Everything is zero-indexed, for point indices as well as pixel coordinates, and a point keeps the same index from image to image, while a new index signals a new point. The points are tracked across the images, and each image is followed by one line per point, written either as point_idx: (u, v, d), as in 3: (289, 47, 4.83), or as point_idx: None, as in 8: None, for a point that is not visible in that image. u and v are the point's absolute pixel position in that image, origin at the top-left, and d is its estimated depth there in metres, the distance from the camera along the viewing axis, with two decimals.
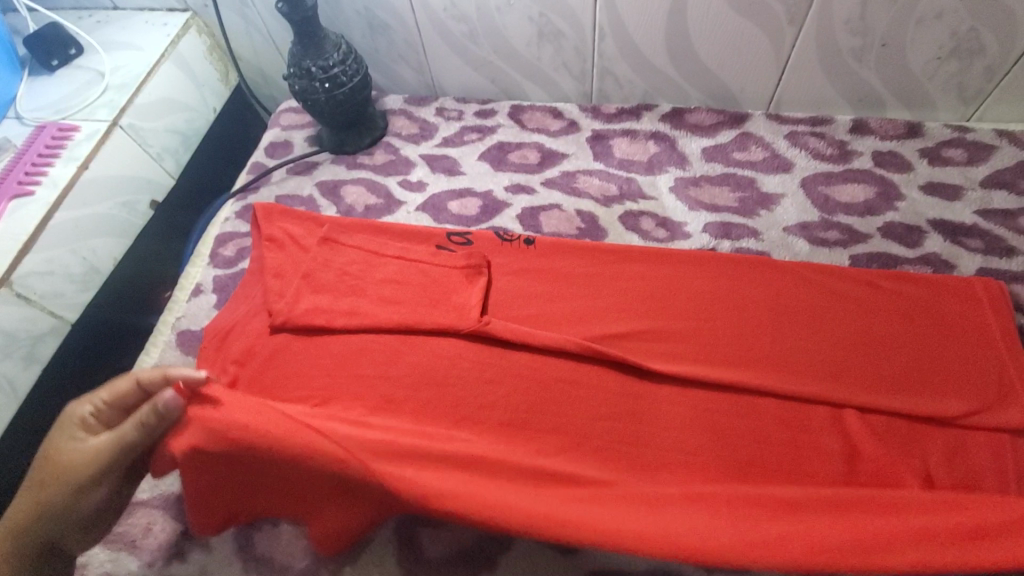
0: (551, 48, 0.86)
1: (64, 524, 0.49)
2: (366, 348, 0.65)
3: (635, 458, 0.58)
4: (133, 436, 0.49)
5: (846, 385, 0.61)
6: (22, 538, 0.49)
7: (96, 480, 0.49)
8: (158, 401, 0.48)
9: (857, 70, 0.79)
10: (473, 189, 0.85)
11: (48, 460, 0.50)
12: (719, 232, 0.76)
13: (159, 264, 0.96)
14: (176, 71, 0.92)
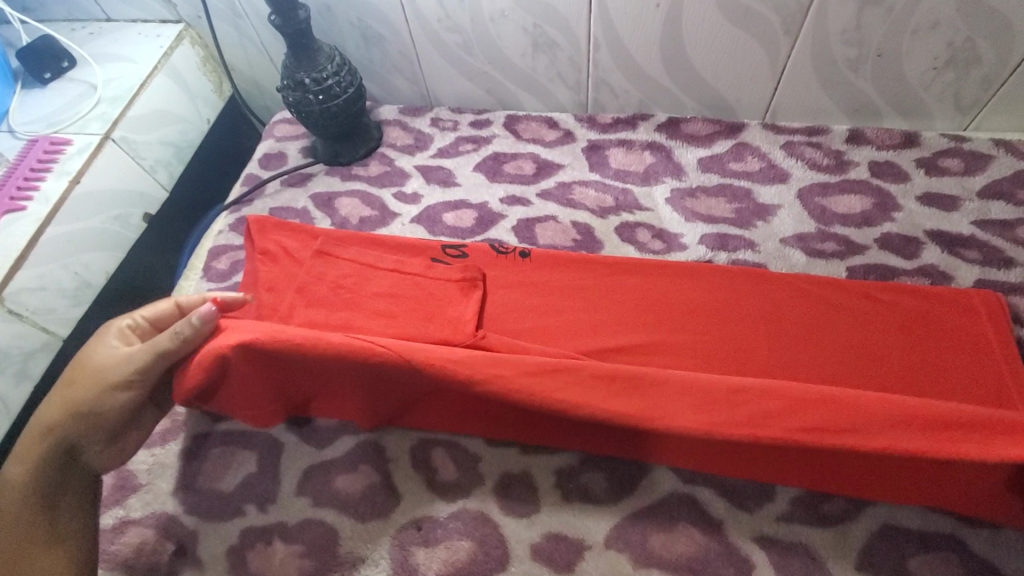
0: (546, 59, 0.86)
1: (87, 428, 0.53)
2: None
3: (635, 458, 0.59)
4: (167, 345, 0.53)
5: None
6: (51, 436, 0.52)
7: (123, 385, 0.52)
8: (198, 315, 0.54)
9: (853, 80, 0.79)
10: (469, 201, 0.85)
11: (80, 367, 0.54)
12: (716, 243, 0.76)
13: (152, 276, 0.96)
14: (170, 83, 0.91)
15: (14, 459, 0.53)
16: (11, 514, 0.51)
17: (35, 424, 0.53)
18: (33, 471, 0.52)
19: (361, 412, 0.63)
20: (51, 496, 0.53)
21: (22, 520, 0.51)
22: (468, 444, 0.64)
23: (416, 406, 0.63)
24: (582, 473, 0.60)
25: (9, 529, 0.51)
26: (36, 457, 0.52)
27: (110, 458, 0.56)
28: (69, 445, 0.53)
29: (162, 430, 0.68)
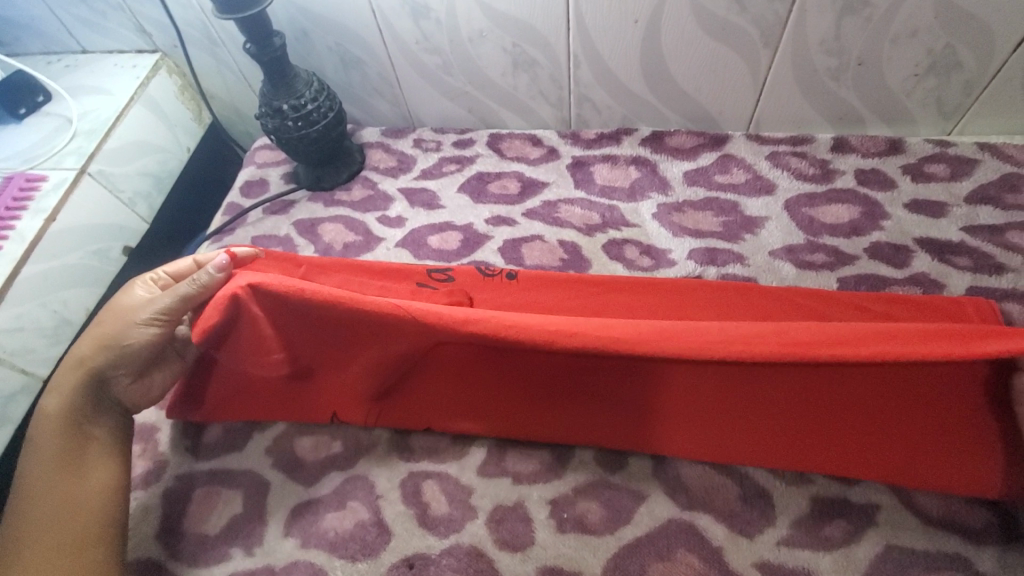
0: (526, 77, 0.85)
1: (121, 360, 0.61)
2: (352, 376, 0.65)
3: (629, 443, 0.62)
4: (188, 289, 0.61)
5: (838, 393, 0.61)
6: (89, 369, 0.60)
7: (153, 323, 0.61)
8: (214, 266, 0.62)
9: (835, 89, 0.79)
10: (454, 222, 0.84)
11: (110, 313, 0.63)
12: (705, 258, 0.74)
13: None
14: (147, 113, 0.90)
15: (51, 392, 0.60)
16: (53, 435, 0.58)
17: (72, 362, 0.61)
18: (73, 399, 0.60)
19: (360, 399, 0.65)
20: (88, 421, 0.60)
21: (64, 440, 0.58)
22: (460, 476, 0.62)
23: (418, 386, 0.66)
24: (577, 502, 0.59)
25: (52, 448, 0.57)
26: (76, 386, 0.60)
27: (139, 392, 0.65)
28: (104, 376, 0.61)
29: (145, 472, 0.66)
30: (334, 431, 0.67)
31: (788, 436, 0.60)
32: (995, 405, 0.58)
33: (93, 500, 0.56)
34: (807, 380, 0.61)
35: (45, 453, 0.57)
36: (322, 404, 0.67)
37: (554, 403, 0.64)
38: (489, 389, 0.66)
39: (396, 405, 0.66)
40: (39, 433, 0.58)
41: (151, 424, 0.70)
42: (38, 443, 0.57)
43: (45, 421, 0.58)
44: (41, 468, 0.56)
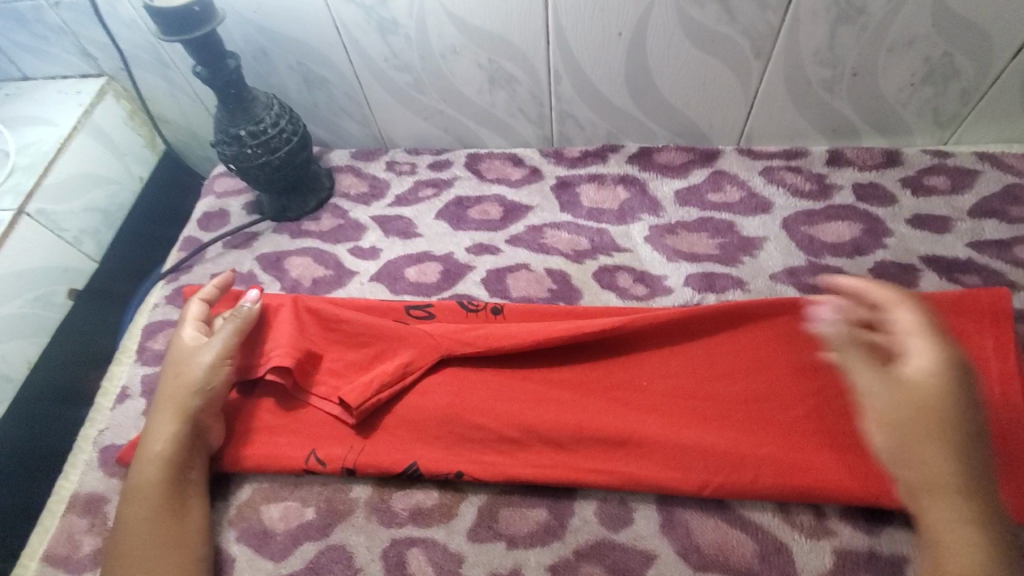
0: (504, 95, 0.80)
1: (209, 404, 0.59)
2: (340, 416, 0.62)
3: (629, 471, 0.56)
4: (234, 325, 0.62)
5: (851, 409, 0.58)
6: (185, 414, 0.58)
7: (223, 362, 0.61)
8: (247, 301, 0.65)
9: (828, 100, 0.75)
10: (432, 252, 0.78)
11: (180, 362, 0.61)
12: (703, 284, 0.70)
13: (94, 337, 0.85)
14: (93, 143, 0.82)
15: (152, 437, 0.57)
16: (155, 481, 0.55)
17: (168, 404, 0.59)
18: (173, 444, 0.57)
19: (344, 439, 0.61)
20: (186, 466, 0.57)
21: (165, 486, 0.55)
22: (448, 542, 0.56)
23: (400, 416, 0.61)
24: (579, 568, 0.53)
25: (154, 493, 0.55)
26: (178, 430, 0.57)
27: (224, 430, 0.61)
28: (199, 421, 0.59)
29: (94, 551, 0.57)
30: (305, 494, 0.60)
31: (804, 453, 0.55)
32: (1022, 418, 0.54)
33: (192, 552, 0.54)
34: (808, 389, 0.60)
35: (147, 498, 0.55)
36: (301, 441, 0.61)
37: (547, 432, 0.59)
38: (481, 419, 0.60)
39: (376, 442, 0.60)
40: (142, 477, 0.55)
41: (99, 494, 0.61)
42: (139, 487, 0.55)
43: (146, 465, 0.56)
44: (143, 516, 0.54)
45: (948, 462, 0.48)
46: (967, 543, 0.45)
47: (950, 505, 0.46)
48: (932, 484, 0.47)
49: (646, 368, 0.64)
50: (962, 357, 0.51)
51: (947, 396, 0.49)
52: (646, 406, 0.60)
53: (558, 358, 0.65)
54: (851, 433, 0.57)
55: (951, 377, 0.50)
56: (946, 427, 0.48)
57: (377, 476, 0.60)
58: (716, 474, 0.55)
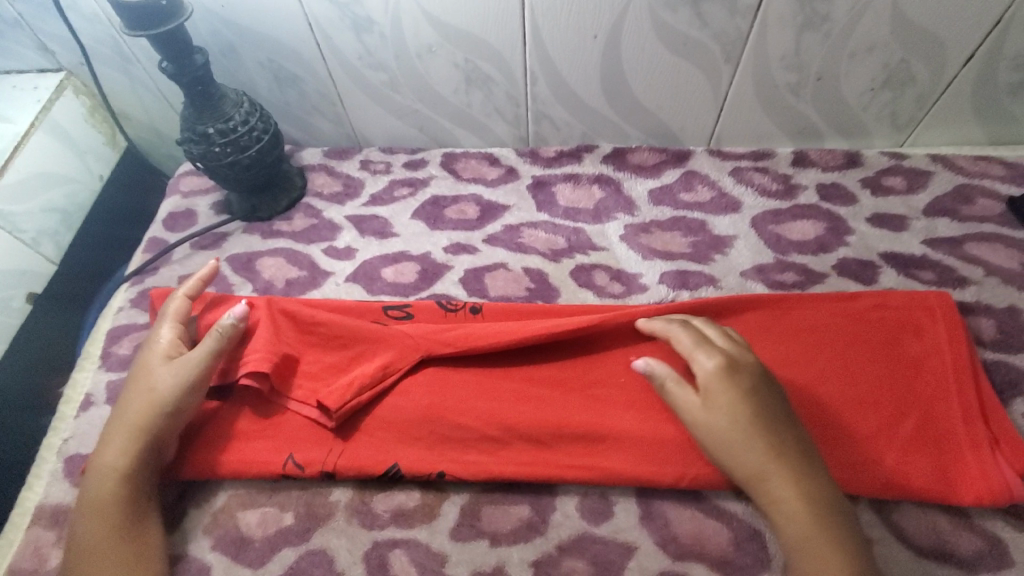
0: (480, 95, 0.80)
1: (173, 420, 0.58)
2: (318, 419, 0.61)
3: (611, 467, 0.58)
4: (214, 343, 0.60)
5: (818, 401, 0.61)
6: (145, 428, 0.56)
7: (197, 380, 0.59)
8: (233, 315, 0.61)
9: (794, 103, 0.78)
10: (408, 252, 0.77)
11: (150, 371, 0.59)
12: (677, 282, 0.71)
13: (54, 344, 0.83)
14: (51, 141, 0.79)
15: (109, 450, 0.56)
16: (110, 497, 0.54)
17: (127, 418, 0.57)
18: (130, 459, 0.55)
19: (323, 442, 0.60)
20: (143, 480, 0.55)
21: (119, 501, 0.54)
22: (431, 541, 0.56)
23: (379, 417, 0.61)
24: (561, 562, 0.54)
25: (107, 509, 0.53)
26: (135, 444, 0.56)
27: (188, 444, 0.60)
28: (160, 437, 0.57)
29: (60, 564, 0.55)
30: (282, 499, 0.59)
31: None
32: (967, 407, 0.59)
33: (146, 571, 0.52)
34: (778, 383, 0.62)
35: (100, 514, 0.53)
36: (277, 446, 0.60)
37: (529, 431, 0.59)
38: (462, 418, 0.60)
39: (355, 445, 0.60)
40: (96, 492, 0.54)
41: (65, 505, 0.59)
42: (95, 502, 0.54)
43: (100, 480, 0.54)
44: (95, 532, 0.52)
45: (762, 454, 0.53)
46: (809, 522, 0.50)
47: (788, 490, 0.51)
48: (765, 473, 0.52)
49: (623, 363, 0.65)
50: (746, 361, 0.58)
51: (749, 395, 0.55)
52: (624, 401, 0.61)
53: (537, 356, 0.65)
54: (814, 423, 0.59)
55: (738, 383, 0.56)
56: (757, 422, 0.54)
57: (357, 479, 0.59)
58: (689, 466, 0.57)
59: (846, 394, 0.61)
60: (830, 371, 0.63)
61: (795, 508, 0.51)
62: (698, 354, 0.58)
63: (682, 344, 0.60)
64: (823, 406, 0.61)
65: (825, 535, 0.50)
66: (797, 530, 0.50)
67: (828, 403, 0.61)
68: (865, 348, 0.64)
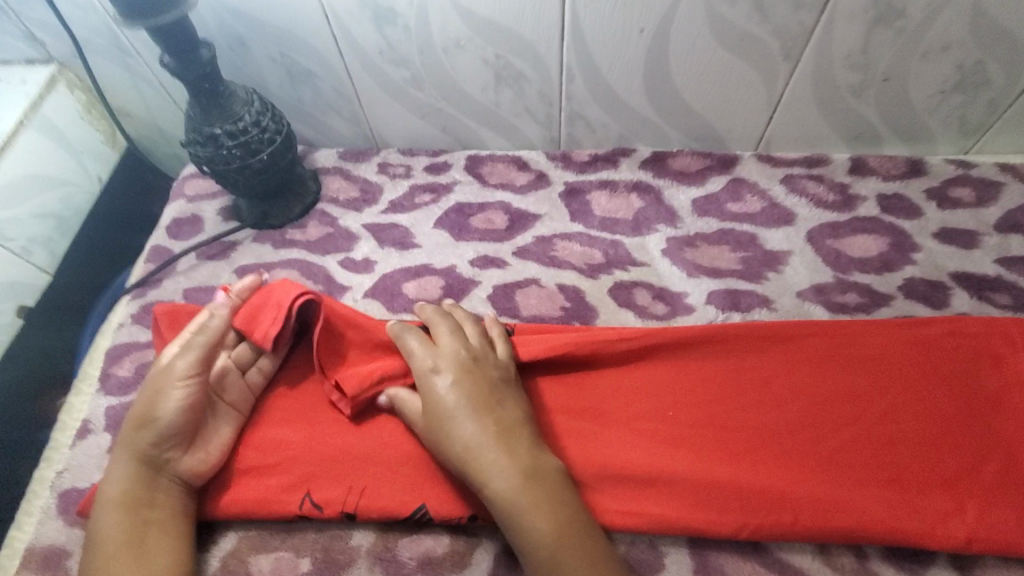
0: (511, 93, 0.73)
1: (166, 435, 0.52)
2: (340, 455, 0.55)
3: (662, 513, 0.51)
4: (201, 343, 0.55)
5: (889, 440, 0.54)
6: (141, 449, 0.52)
7: (184, 383, 0.54)
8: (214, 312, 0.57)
9: (854, 106, 0.71)
10: (432, 265, 0.71)
11: (147, 385, 0.54)
12: (728, 303, 0.65)
13: (53, 360, 0.79)
14: (42, 141, 0.74)
15: (108, 478, 0.52)
16: (111, 527, 0.49)
17: (125, 441, 0.53)
18: (128, 484, 0.51)
19: (345, 480, 0.54)
20: (144, 503, 0.51)
21: (119, 530, 0.49)
22: None
23: (406, 452, 0.55)
24: None
25: (108, 541, 0.49)
26: (132, 468, 0.52)
27: (203, 461, 0.54)
28: (156, 454, 0.52)
29: None
30: (298, 543, 0.53)
31: (843, 488, 0.51)
32: None
33: None
34: (843, 417, 0.55)
35: (100, 547, 0.49)
36: (292, 483, 0.54)
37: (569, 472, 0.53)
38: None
39: (379, 483, 0.53)
40: (97, 525, 0.50)
41: (59, 548, 0.53)
42: (98, 537, 0.50)
43: (101, 512, 0.50)
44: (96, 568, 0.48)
45: (457, 450, 0.51)
46: (526, 506, 0.48)
47: (489, 482, 0.49)
48: (461, 469, 0.50)
49: (676, 395, 0.57)
50: (449, 359, 0.55)
51: (450, 392, 0.53)
52: (674, 438, 0.55)
53: (578, 388, 0.59)
54: (887, 466, 0.53)
55: (436, 384, 0.53)
56: (457, 417, 0.52)
57: (380, 521, 0.53)
58: (750, 514, 0.50)
59: (917, 432, 0.55)
60: (904, 408, 0.56)
61: (501, 495, 0.49)
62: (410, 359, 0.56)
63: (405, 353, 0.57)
64: (896, 445, 0.54)
65: (530, 515, 0.48)
66: (531, 516, 0.48)
67: (898, 442, 0.54)
68: (936, 381, 0.57)
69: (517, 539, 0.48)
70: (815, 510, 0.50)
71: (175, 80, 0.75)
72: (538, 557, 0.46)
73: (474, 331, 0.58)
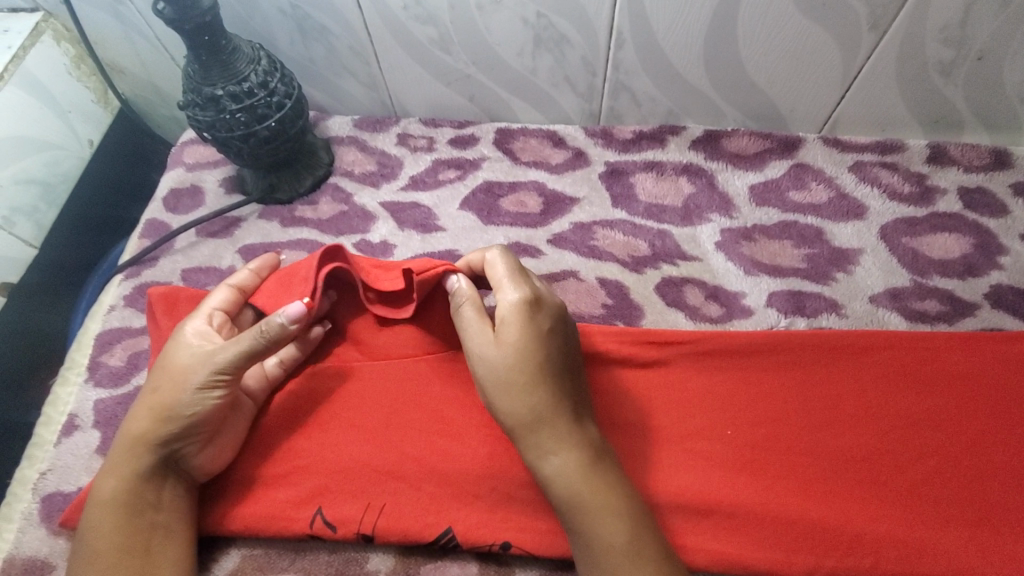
0: (549, 59, 0.65)
1: (186, 431, 0.45)
2: (355, 467, 0.49)
3: (719, 550, 0.45)
4: (251, 343, 0.46)
5: (978, 475, 0.47)
6: (150, 444, 0.45)
7: (215, 384, 0.46)
8: (285, 313, 0.46)
9: (940, 87, 0.62)
10: (457, 251, 0.64)
11: (168, 370, 0.47)
12: (790, 305, 0.58)
13: (41, 337, 0.73)
14: (24, 98, 0.66)
15: (106, 473, 0.45)
16: (109, 531, 0.43)
17: (129, 433, 0.46)
18: (130, 483, 0.45)
19: (363, 495, 0.48)
20: (149, 506, 0.44)
21: (119, 535, 0.43)
22: None
23: (431, 466, 0.48)
24: None
25: (105, 547, 0.43)
26: (137, 465, 0.45)
27: (215, 458, 0.47)
28: (168, 449, 0.45)
29: None
30: (308, 565, 0.47)
31: (924, 527, 0.45)
32: None
33: None
34: (923, 444, 0.49)
35: (96, 554, 0.43)
36: (301, 496, 0.48)
37: None
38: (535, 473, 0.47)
39: (401, 501, 0.47)
40: (91, 528, 0.44)
41: (41, 560, 0.48)
42: (91, 542, 0.43)
43: (96, 512, 0.44)
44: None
45: (541, 400, 0.45)
46: (601, 487, 0.43)
47: (565, 448, 0.44)
48: (538, 423, 0.44)
49: (733, 411, 0.51)
50: (552, 303, 0.48)
51: (530, 339, 0.46)
52: (732, 461, 0.48)
53: (621, 399, 0.51)
54: (976, 501, 0.46)
55: (538, 323, 0.46)
56: (547, 367, 0.45)
57: (402, 544, 0.47)
58: (818, 555, 0.44)
59: (1011, 463, 0.48)
60: (991, 434, 0.49)
61: (575, 467, 0.43)
62: (505, 285, 0.48)
63: (495, 277, 0.49)
64: (986, 479, 0.47)
65: (607, 495, 0.43)
66: (602, 502, 0.43)
67: (987, 474, 0.47)
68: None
69: (580, 523, 0.42)
70: (892, 552, 0.44)
71: (173, 32, 0.67)
72: (618, 550, 0.41)
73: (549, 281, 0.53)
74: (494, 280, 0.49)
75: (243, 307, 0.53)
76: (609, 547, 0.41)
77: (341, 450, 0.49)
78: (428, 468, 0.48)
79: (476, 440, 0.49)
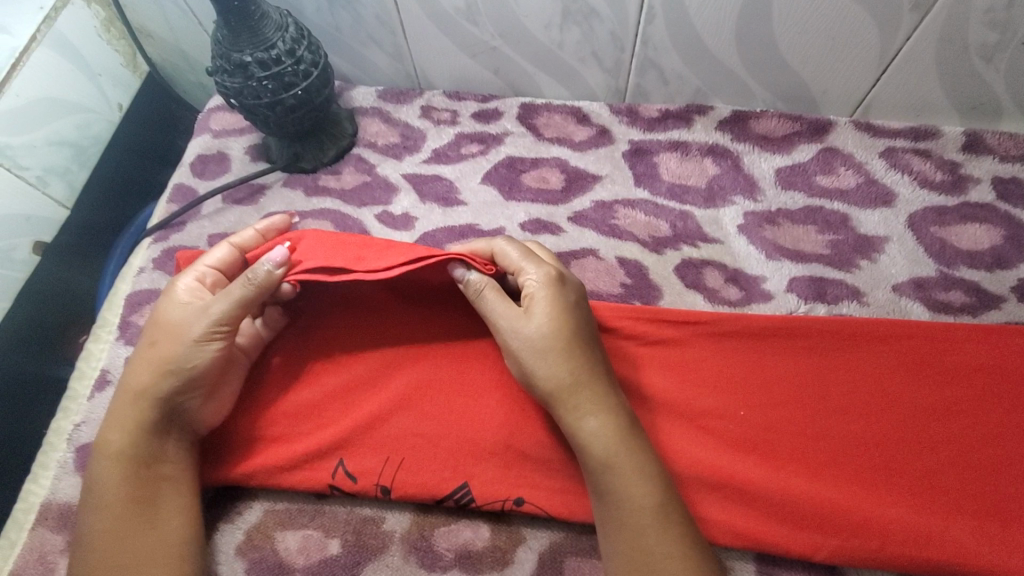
0: (577, 33, 0.64)
1: (188, 385, 0.47)
2: (377, 424, 0.50)
3: (726, 526, 0.45)
4: (243, 292, 0.47)
5: (991, 468, 0.47)
6: (152, 397, 0.47)
7: (211, 337, 0.47)
8: (271, 259, 0.47)
9: (981, 72, 0.60)
10: (478, 226, 0.64)
11: (164, 325, 0.48)
12: (811, 291, 0.57)
13: (71, 295, 0.76)
14: (58, 60, 0.67)
15: (112, 426, 0.47)
16: (117, 480, 0.45)
17: (133, 387, 0.47)
18: (136, 435, 0.46)
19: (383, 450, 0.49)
20: (154, 459, 0.46)
21: (127, 485, 0.45)
22: None
23: (448, 426, 0.50)
24: None
25: (116, 496, 0.45)
26: (141, 418, 0.46)
27: (215, 413, 0.49)
28: (172, 405, 0.47)
29: None
30: (327, 523, 0.49)
31: (932, 515, 0.45)
32: None
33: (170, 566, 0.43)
34: (935, 435, 0.49)
35: (108, 503, 0.44)
36: (325, 448, 0.50)
37: None
38: (548, 442, 0.49)
39: (418, 459, 0.49)
40: (100, 479, 0.45)
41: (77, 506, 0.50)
42: (102, 490, 0.45)
43: (105, 464, 0.46)
44: (105, 525, 0.44)
45: (580, 366, 0.45)
46: (632, 444, 0.44)
47: (602, 410, 0.44)
48: (576, 386, 0.45)
49: (747, 393, 0.51)
50: (573, 279, 0.50)
51: (560, 310, 0.47)
52: (742, 441, 0.49)
53: (635, 375, 0.52)
54: (986, 493, 0.46)
55: (566, 293, 0.48)
56: (580, 336, 0.47)
57: (417, 503, 0.48)
58: (828, 534, 0.45)
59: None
60: (1007, 427, 0.49)
61: (612, 429, 0.44)
62: (528, 264, 0.49)
63: (509, 257, 0.50)
64: (999, 471, 0.47)
65: (640, 457, 0.44)
66: (631, 464, 0.43)
67: (1000, 467, 0.47)
68: None
69: (611, 483, 0.43)
70: (898, 536, 0.45)
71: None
72: (641, 511, 0.42)
73: (544, 251, 0.54)
74: (511, 261, 0.50)
75: (241, 265, 0.54)
76: (637, 508, 0.42)
77: (360, 412, 0.51)
78: (445, 435, 0.49)
79: (493, 410, 0.50)
